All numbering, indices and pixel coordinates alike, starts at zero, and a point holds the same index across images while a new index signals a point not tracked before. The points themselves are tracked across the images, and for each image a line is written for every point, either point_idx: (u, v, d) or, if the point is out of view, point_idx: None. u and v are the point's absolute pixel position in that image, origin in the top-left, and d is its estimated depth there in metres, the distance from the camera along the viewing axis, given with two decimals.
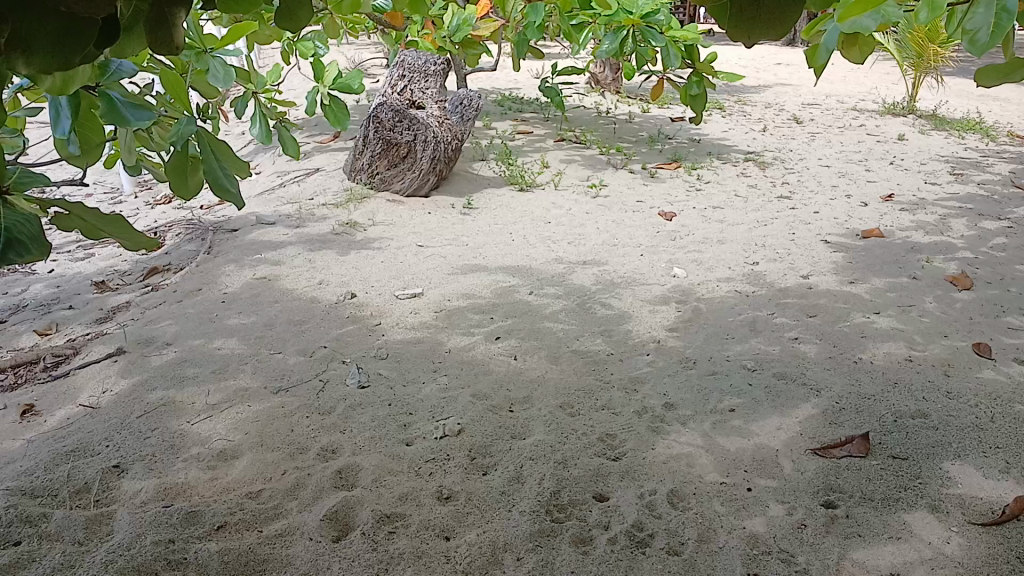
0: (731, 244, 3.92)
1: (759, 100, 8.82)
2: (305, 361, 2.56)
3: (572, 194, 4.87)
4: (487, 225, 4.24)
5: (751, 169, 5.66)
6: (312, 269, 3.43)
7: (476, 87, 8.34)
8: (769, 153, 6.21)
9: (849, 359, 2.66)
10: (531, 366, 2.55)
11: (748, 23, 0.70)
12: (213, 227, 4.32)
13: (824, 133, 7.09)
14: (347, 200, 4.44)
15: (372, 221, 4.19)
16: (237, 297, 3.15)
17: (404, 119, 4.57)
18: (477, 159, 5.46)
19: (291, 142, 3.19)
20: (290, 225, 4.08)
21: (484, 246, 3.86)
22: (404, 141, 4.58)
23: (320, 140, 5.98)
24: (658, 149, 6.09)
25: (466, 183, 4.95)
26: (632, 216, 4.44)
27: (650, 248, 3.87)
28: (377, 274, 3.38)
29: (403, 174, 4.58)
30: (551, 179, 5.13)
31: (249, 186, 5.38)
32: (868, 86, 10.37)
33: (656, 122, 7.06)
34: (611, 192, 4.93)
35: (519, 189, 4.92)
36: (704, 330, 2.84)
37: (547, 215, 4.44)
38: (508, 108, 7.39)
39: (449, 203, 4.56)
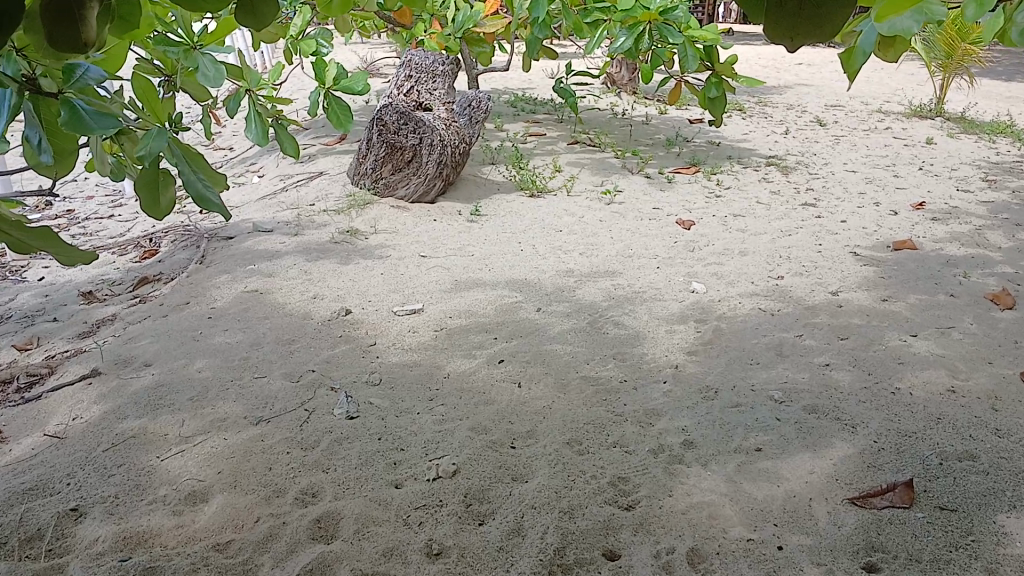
0: (754, 256, 3.69)
1: (781, 101, 8.55)
2: (290, 387, 2.35)
3: (585, 200, 4.65)
4: (495, 233, 4.03)
5: (772, 173, 5.42)
6: (308, 282, 3.23)
7: (488, 88, 8.14)
8: (792, 157, 5.96)
9: (886, 391, 2.42)
10: (537, 394, 2.33)
11: (787, 23, 0.65)
12: (209, 233, 4.13)
13: (849, 136, 6.82)
14: (349, 206, 4.25)
15: (374, 228, 3.99)
16: (225, 312, 2.96)
17: (410, 122, 4.33)
18: (486, 163, 5.24)
19: (291, 141, 3.01)
20: (288, 232, 3.89)
21: (491, 256, 3.65)
22: (409, 145, 4.34)
23: (325, 142, 5.80)
24: (676, 152, 5.86)
25: (474, 188, 4.74)
26: (648, 225, 4.21)
27: (667, 259, 3.64)
28: (376, 287, 3.17)
29: (407, 179, 4.37)
30: (563, 184, 4.91)
31: (251, 190, 5.20)
32: (892, 88, 10.08)
33: (673, 124, 6.82)
34: (626, 198, 4.70)
35: (530, 195, 4.70)
36: (726, 354, 2.62)
37: (558, 223, 4.22)
38: (521, 109, 7.18)
39: (455, 210, 4.36)
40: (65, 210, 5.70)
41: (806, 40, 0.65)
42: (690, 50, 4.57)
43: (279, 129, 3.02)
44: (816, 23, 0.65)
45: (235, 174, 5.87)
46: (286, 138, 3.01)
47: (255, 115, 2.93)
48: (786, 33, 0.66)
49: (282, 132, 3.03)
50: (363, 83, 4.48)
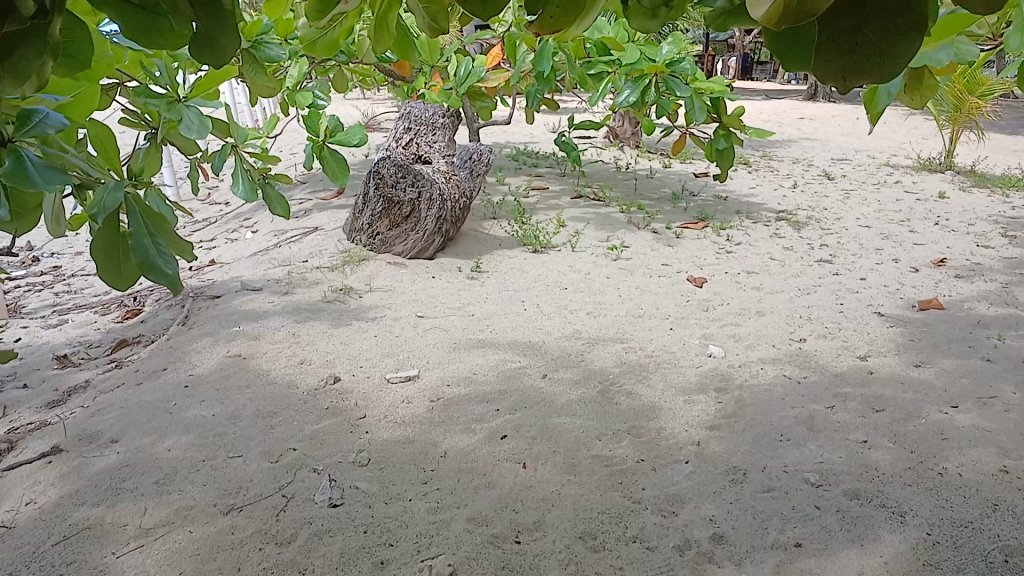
0: (772, 316, 3.47)
1: (787, 155, 8.43)
2: (268, 469, 2.11)
3: (591, 256, 4.45)
4: (496, 291, 3.81)
5: (784, 228, 5.23)
6: (295, 345, 3.00)
7: (490, 142, 8.03)
8: (803, 212, 5.78)
9: (933, 472, 2.17)
10: (544, 477, 2.08)
11: (838, 62, 0.56)
12: (195, 292, 3.92)
13: (860, 191, 6.66)
14: (344, 262, 4.04)
15: (369, 286, 3.77)
16: (204, 380, 2.72)
17: (408, 175, 4.16)
18: (488, 217, 5.06)
19: (280, 201, 2.86)
20: (277, 291, 3.67)
21: (492, 316, 3.42)
22: (407, 199, 4.15)
23: (322, 197, 5.64)
24: (683, 206, 5.69)
25: (475, 244, 4.54)
26: (658, 282, 3.99)
27: (680, 319, 3.41)
28: (368, 351, 2.94)
29: (405, 235, 4.17)
30: (568, 239, 4.71)
31: (243, 247, 5.01)
32: (897, 142, 9.98)
33: (679, 178, 6.67)
34: (633, 254, 4.50)
35: (533, 250, 4.50)
36: (752, 429, 2.37)
37: (563, 281, 4.01)
38: (523, 163, 7.04)
39: (455, 267, 4.15)
40: (52, 267, 5.51)
41: (861, 81, 0.56)
42: (698, 102, 4.45)
43: (267, 188, 2.86)
44: (876, 63, 0.55)
45: (228, 230, 5.69)
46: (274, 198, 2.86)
47: (242, 172, 2.77)
48: (835, 72, 0.56)
49: (270, 190, 2.87)
50: (360, 138, 4.33)
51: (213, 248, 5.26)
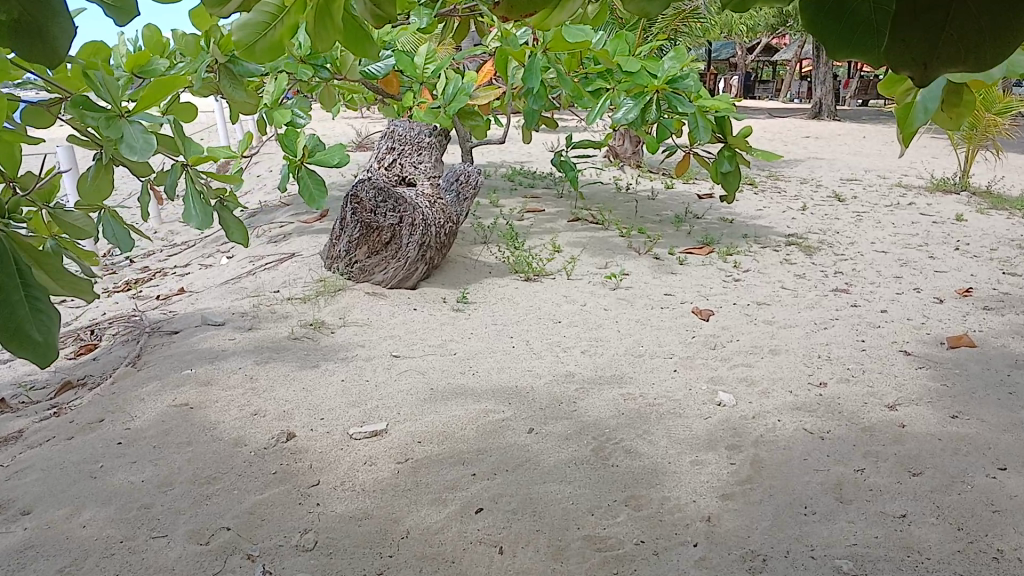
0: (787, 356, 3.12)
1: (793, 175, 8.11)
2: (194, 555, 1.76)
3: (587, 285, 4.11)
4: (483, 325, 3.47)
5: (795, 254, 4.90)
6: (251, 392, 2.66)
7: (485, 162, 7.72)
8: (815, 236, 5.45)
9: (989, 556, 1.81)
10: (524, 565, 1.73)
11: None
12: (154, 326, 3.59)
13: (872, 213, 6.33)
14: (317, 293, 3.70)
15: (342, 319, 3.43)
16: (141, 435, 2.38)
17: (388, 199, 3.81)
18: (478, 242, 4.73)
19: (240, 227, 2.49)
20: (241, 326, 3.34)
21: (476, 353, 3.07)
22: (387, 225, 3.80)
23: (303, 220, 5.32)
24: (686, 230, 5.35)
25: (463, 272, 4.20)
26: (660, 314, 3.65)
27: (685, 358, 3.06)
28: (332, 399, 2.59)
29: (385, 262, 3.84)
30: (563, 266, 4.37)
31: (216, 274, 4.68)
32: (907, 162, 9.67)
33: (682, 200, 6.35)
34: (633, 283, 4.16)
35: (525, 278, 4.17)
36: (771, 500, 2.02)
37: (556, 313, 3.67)
38: (519, 183, 6.73)
39: (440, 297, 3.81)
40: None
41: None
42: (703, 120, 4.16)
43: (222, 211, 2.47)
44: None
45: (205, 254, 5.36)
46: (234, 224, 2.49)
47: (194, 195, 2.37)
48: None
49: (225, 215, 2.48)
50: (342, 157, 3.99)
51: (186, 276, 4.93)
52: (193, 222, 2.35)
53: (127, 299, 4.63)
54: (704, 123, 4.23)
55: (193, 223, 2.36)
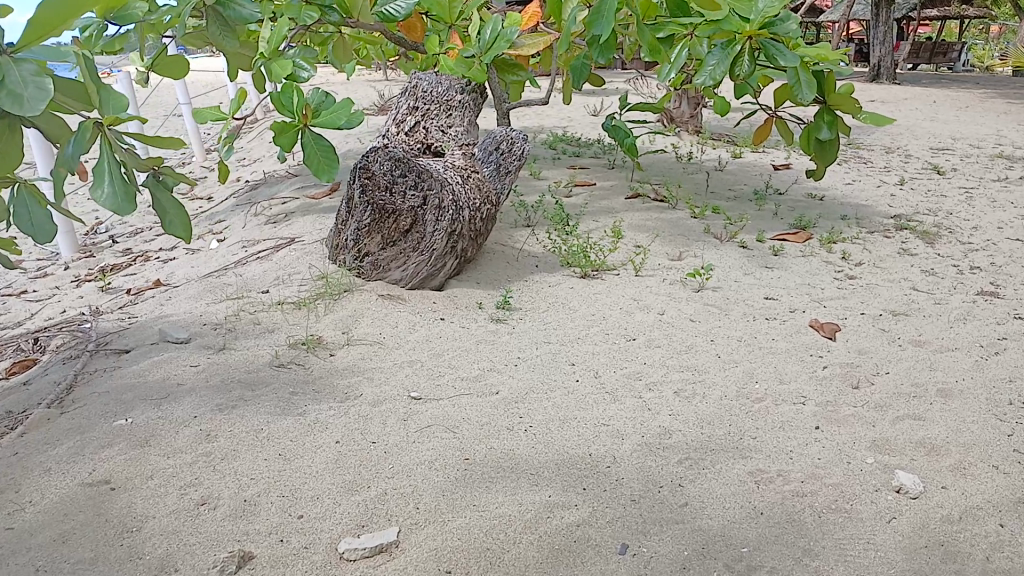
0: (964, 402, 2.22)
1: (873, 143, 7.07)
2: None
3: (663, 283, 3.22)
4: (534, 343, 2.60)
5: (913, 243, 3.95)
6: (204, 462, 1.82)
7: (523, 128, 6.80)
8: (926, 218, 4.49)
9: None
10: None
11: None
12: (105, 336, 2.76)
13: (985, 188, 5.33)
14: (316, 296, 2.84)
15: (346, 334, 2.57)
16: (24, 543, 1.55)
17: (408, 173, 2.91)
18: (520, 226, 3.84)
19: (177, 211, 1.61)
20: (212, 343, 2.49)
21: (528, 393, 2.20)
22: (406, 207, 2.91)
23: (310, 195, 4.46)
24: (771, 210, 4.41)
25: (504, 266, 3.31)
26: (767, 328, 2.75)
27: (823, 403, 2.17)
28: (319, 474, 1.75)
29: (404, 256, 2.95)
30: (628, 259, 3.47)
31: (200, 263, 3.83)
32: (993, 128, 8.57)
33: (757, 172, 5.39)
34: (721, 280, 3.26)
35: (582, 275, 3.29)
36: None
37: (628, 325, 2.79)
38: (563, 152, 5.81)
39: (475, 301, 2.93)
40: None
41: None
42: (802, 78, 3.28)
43: (156, 189, 1.59)
44: None
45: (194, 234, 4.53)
46: (167, 207, 1.61)
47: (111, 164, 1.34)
48: None
49: (157, 194, 1.59)
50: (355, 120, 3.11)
51: (169, 263, 4.10)
52: (113, 201, 1.31)
53: (94, 293, 3.82)
54: (805, 81, 3.35)
55: (121, 206, 1.33)
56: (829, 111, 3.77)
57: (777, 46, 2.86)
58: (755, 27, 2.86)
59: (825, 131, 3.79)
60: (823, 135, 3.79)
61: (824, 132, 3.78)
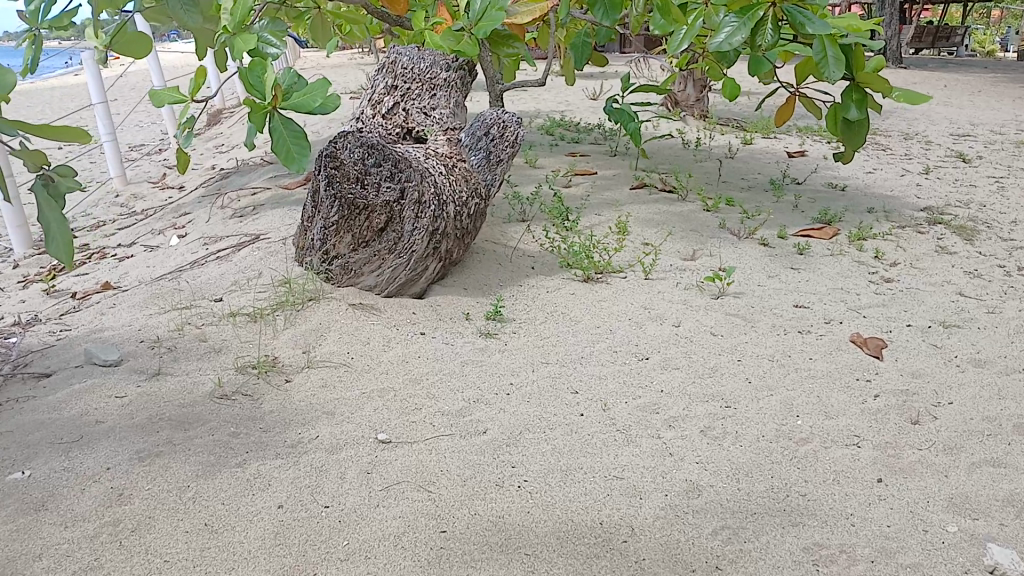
0: None
1: (890, 129, 6.66)
2: None
3: (677, 289, 2.82)
4: (530, 363, 2.21)
5: (950, 240, 3.56)
6: (109, 536, 1.42)
7: (519, 113, 6.39)
8: (960, 211, 4.09)
9: None
10: None
11: None
12: (28, 354, 2.36)
13: (1017, 177, 4.93)
14: (276, 306, 2.44)
15: (306, 355, 2.17)
16: None
17: (383, 162, 2.50)
18: (514, 221, 3.44)
19: (62, 228, 1.19)
20: (147, 367, 2.10)
21: (523, 432, 1.81)
22: (381, 202, 2.49)
23: (284, 185, 4.05)
24: (790, 202, 4.01)
25: (494, 267, 2.91)
26: (801, 344, 2.37)
27: (882, 447, 1.78)
28: (255, 557, 1.35)
29: (378, 260, 2.52)
30: (636, 259, 3.08)
31: (156, 263, 3.42)
32: (1011, 113, 8.17)
33: (770, 160, 4.99)
34: (743, 284, 2.87)
35: (584, 279, 2.89)
36: None
37: (640, 341, 2.40)
38: (560, 139, 5.40)
39: (461, 311, 2.53)
40: None
41: None
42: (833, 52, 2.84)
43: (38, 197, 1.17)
44: None
45: (156, 229, 4.12)
46: (50, 218, 1.18)
47: None
48: None
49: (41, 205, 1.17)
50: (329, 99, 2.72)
51: (124, 261, 3.69)
52: None
53: (38, 296, 3.41)
54: (834, 56, 2.89)
55: None
56: (858, 89, 3.34)
57: (807, 12, 2.43)
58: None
59: (854, 111, 3.36)
60: (852, 115, 3.36)
61: (852, 111, 3.36)
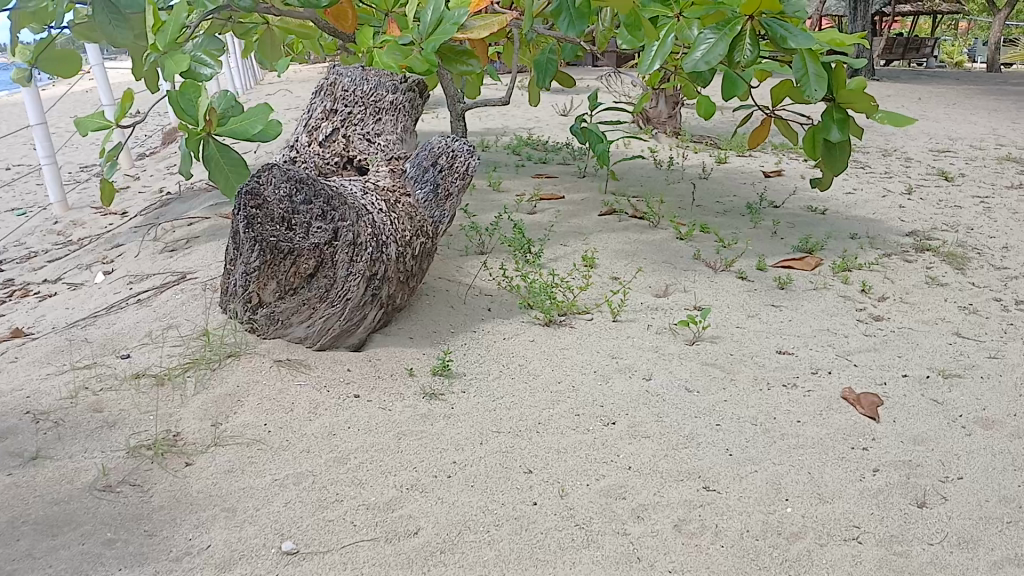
0: None
1: (868, 144, 6.46)
2: None
3: (648, 333, 2.55)
4: (478, 430, 1.92)
5: (940, 269, 3.32)
6: None
7: (486, 131, 6.13)
8: (947, 236, 3.87)
9: None
10: None
11: None
12: None
13: (1003, 196, 4.73)
14: (190, 367, 2.15)
15: (216, 430, 1.88)
16: None
17: (312, 199, 2.19)
18: (472, 254, 3.16)
19: None
20: (25, 450, 1.80)
21: (462, 530, 1.52)
22: (309, 244, 2.18)
23: (225, 215, 3.74)
24: (769, 228, 3.76)
25: (446, 311, 2.62)
26: (787, 401, 2.10)
27: (886, 543, 1.52)
28: None
29: (309, 309, 2.22)
30: (603, 298, 2.80)
31: (75, 305, 3.10)
32: (988, 126, 8.03)
33: (746, 181, 4.75)
34: (720, 326, 2.61)
35: (546, 323, 2.60)
36: None
37: (605, 399, 2.12)
38: (527, 159, 5.14)
39: (404, 366, 2.23)
40: None
41: None
42: (817, 68, 2.57)
43: None
44: None
45: (85, 263, 3.79)
46: None
47: None
48: None
49: None
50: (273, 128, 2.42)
51: (44, 301, 3.36)
52: None
53: None
54: (816, 73, 2.64)
55: None
56: (840, 108, 3.11)
57: (786, 23, 2.18)
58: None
59: (836, 132, 3.12)
60: (834, 137, 3.12)
61: (834, 133, 3.12)
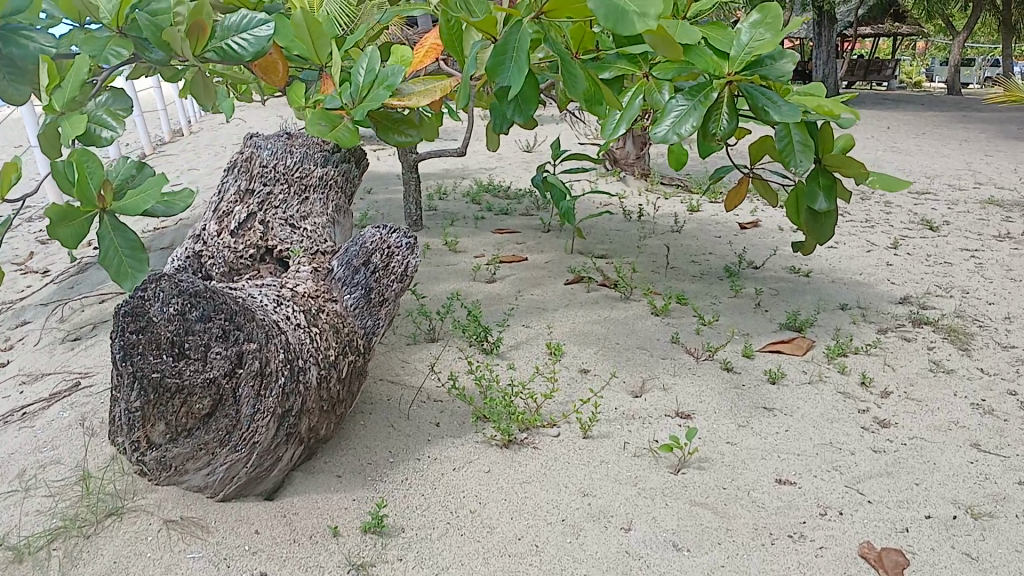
0: None
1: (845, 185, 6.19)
2: None
3: (625, 455, 2.16)
4: None
5: (943, 351, 2.98)
6: None
7: (444, 174, 5.73)
8: (943, 303, 3.55)
9: None
10: None
11: None
12: None
13: (993, 249, 4.44)
14: (55, 538, 1.71)
15: None
16: None
17: (211, 317, 1.74)
18: (419, 346, 2.75)
19: None
20: None
21: None
22: (206, 376, 1.72)
23: None
24: (752, 297, 3.41)
25: (383, 432, 2.21)
26: (794, 565, 1.73)
27: None
28: None
29: (209, 454, 1.78)
30: (571, 405, 2.41)
31: None
32: (963, 160, 7.83)
33: (722, 235, 4.42)
34: (707, 444, 2.24)
35: (502, 443, 2.19)
36: None
37: (573, 565, 1.72)
38: (487, 208, 4.75)
39: (327, 521, 1.81)
40: None
41: None
42: (803, 135, 2.17)
43: None
44: None
45: None
46: None
47: None
48: None
49: None
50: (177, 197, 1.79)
51: None
52: None
53: None
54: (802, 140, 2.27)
55: None
56: (826, 173, 2.74)
57: (770, 92, 1.78)
58: (737, 66, 1.76)
59: (822, 201, 2.74)
60: (819, 206, 2.74)
61: (819, 201, 2.75)
